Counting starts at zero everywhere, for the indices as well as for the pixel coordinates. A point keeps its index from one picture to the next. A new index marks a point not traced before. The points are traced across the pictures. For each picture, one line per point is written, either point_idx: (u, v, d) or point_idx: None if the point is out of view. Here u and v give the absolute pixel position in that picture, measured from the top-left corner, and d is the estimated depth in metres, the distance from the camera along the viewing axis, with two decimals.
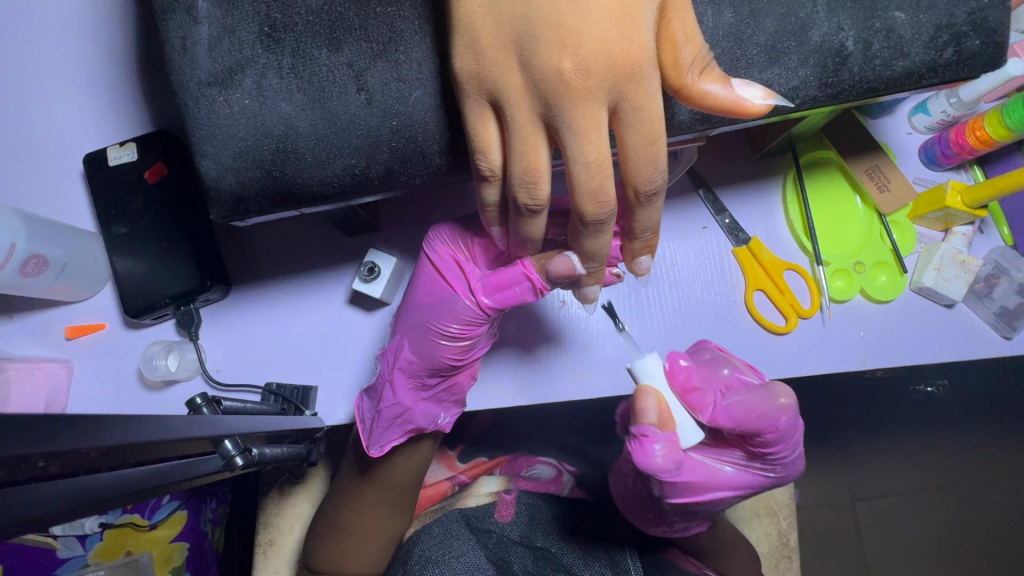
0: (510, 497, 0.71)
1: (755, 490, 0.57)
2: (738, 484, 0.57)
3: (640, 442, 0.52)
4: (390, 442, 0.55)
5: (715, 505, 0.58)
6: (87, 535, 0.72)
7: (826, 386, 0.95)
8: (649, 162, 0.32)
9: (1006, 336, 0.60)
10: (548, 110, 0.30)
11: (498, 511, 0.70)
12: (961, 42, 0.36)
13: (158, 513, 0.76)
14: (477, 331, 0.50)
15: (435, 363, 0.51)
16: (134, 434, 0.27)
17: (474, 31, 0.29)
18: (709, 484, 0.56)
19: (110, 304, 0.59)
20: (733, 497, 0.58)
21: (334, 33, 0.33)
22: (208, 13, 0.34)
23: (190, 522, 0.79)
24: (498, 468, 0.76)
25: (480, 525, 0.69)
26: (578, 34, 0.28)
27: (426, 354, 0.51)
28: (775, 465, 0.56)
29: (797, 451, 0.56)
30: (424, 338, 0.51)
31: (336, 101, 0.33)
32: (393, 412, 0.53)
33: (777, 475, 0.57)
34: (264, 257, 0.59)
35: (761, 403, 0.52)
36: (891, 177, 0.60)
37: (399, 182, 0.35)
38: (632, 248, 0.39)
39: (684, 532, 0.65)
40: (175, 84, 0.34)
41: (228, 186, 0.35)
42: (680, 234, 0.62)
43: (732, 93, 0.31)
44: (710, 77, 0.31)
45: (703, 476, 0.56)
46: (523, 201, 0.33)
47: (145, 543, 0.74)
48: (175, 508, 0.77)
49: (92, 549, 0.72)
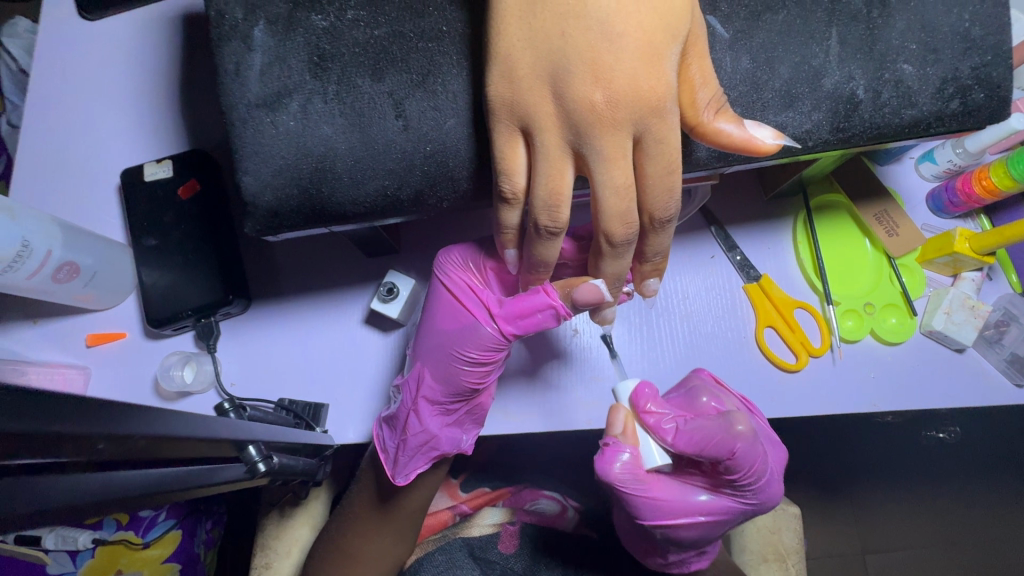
0: (513, 527, 0.71)
1: (728, 518, 0.57)
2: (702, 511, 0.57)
3: (603, 450, 0.55)
4: (415, 471, 0.55)
5: (684, 532, 0.58)
6: (79, 552, 0.71)
7: (835, 431, 0.94)
8: (666, 190, 0.33)
9: (1018, 383, 0.60)
10: (578, 138, 0.31)
11: (502, 542, 0.70)
12: (966, 94, 0.38)
13: (151, 530, 0.76)
14: (499, 355, 0.51)
15: (457, 388, 0.52)
16: (168, 428, 0.27)
17: (513, 63, 0.31)
18: (679, 508, 0.56)
19: (132, 314, 0.60)
20: (711, 528, 0.58)
21: (377, 64, 0.35)
22: (262, 41, 0.36)
23: (181, 542, 0.79)
24: (500, 501, 0.74)
25: (483, 556, 0.69)
26: (610, 69, 0.30)
27: (448, 380, 0.51)
28: (746, 494, 0.56)
29: (766, 478, 0.56)
30: (446, 365, 0.51)
31: (375, 126, 0.35)
32: (418, 440, 0.53)
33: (754, 503, 0.57)
34: (286, 274, 0.61)
35: (718, 430, 0.51)
36: (899, 221, 0.61)
37: (426, 205, 0.37)
38: (642, 270, 0.40)
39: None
40: (225, 104, 0.36)
41: (266, 201, 0.36)
42: (692, 268, 0.63)
43: (745, 132, 0.33)
44: (725, 117, 0.33)
45: (673, 499, 0.57)
46: (544, 223, 0.34)
47: (137, 562, 0.74)
48: (169, 528, 0.77)
49: (81, 566, 0.71)
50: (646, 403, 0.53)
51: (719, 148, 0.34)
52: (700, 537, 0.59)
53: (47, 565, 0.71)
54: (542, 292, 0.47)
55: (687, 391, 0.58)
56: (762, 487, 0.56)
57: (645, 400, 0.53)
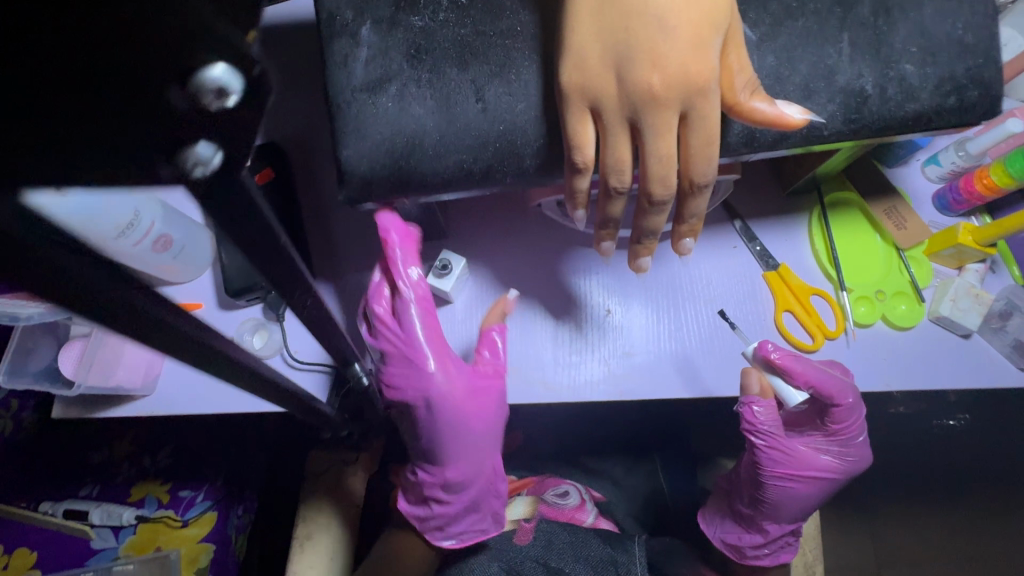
0: (529, 525, 0.75)
1: (836, 474, 0.67)
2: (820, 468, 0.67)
3: (746, 408, 0.64)
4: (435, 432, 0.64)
5: (804, 489, 0.67)
6: (121, 527, 0.84)
7: None
8: (705, 160, 0.39)
9: (1021, 367, 0.64)
10: (634, 114, 0.38)
11: (519, 535, 0.74)
12: (962, 92, 0.44)
13: (191, 511, 0.86)
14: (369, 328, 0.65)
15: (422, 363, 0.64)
16: None
17: (582, 53, 0.38)
18: (807, 463, 0.66)
19: (208, 287, 0.67)
20: (825, 485, 0.68)
21: (462, 57, 0.42)
22: (367, 37, 0.43)
23: (217, 524, 0.87)
24: (525, 489, 0.81)
25: (504, 545, 0.72)
26: (664, 57, 0.37)
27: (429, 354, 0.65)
28: (851, 449, 0.67)
29: (864, 435, 0.67)
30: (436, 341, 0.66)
31: (459, 108, 0.42)
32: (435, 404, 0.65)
33: (855, 460, 0.68)
34: (346, 255, 0.68)
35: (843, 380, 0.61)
36: (907, 217, 0.67)
37: (494, 180, 0.43)
38: (678, 231, 0.45)
39: (758, 556, 0.72)
40: (332, 89, 0.43)
41: (362, 170, 0.43)
42: (714, 255, 0.69)
43: (776, 110, 0.38)
44: (758, 96, 0.39)
45: (800, 454, 0.66)
46: (613, 184, 0.41)
47: (174, 540, 0.84)
48: (206, 509, 0.87)
49: (125, 542, 0.83)
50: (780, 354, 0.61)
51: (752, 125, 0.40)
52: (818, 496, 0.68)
53: (92, 539, 0.83)
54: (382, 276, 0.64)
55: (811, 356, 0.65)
56: (860, 444, 0.67)
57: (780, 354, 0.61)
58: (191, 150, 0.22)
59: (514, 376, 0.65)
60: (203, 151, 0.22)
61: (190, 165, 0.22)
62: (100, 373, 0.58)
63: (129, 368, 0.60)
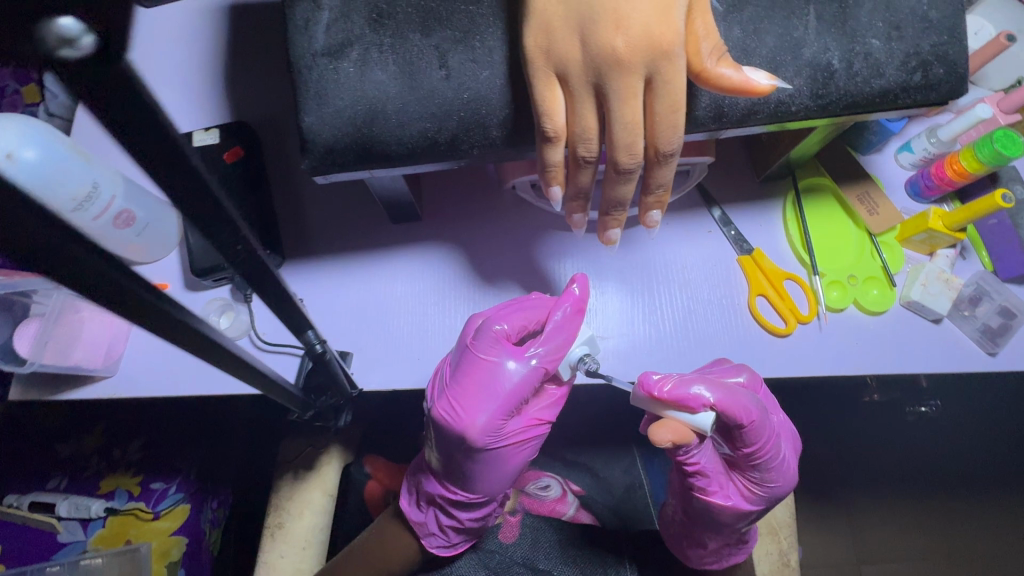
0: (514, 520, 0.75)
1: (759, 498, 0.63)
2: (745, 492, 0.63)
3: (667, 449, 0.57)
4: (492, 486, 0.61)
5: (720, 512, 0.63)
6: (91, 520, 0.80)
7: (820, 425, 1.01)
8: (670, 127, 0.39)
9: (990, 352, 0.65)
10: (599, 79, 0.38)
11: (503, 533, 0.74)
12: (928, 69, 0.44)
13: (162, 503, 0.84)
14: (455, 395, 0.56)
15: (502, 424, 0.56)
16: None
17: (546, 16, 0.38)
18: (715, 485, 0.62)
19: (175, 268, 0.66)
20: (744, 508, 0.63)
21: (426, 23, 0.41)
22: (329, 2, 0.43)
23: (191, 517, 0.85)
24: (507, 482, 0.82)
25: (483, 546, 0.74)
26: (627, 19, 0.36)
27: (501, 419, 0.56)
28: (770, 475, 0.62)
29: (782, 458, 0.61)
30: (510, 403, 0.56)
31: (421, 74, 0.41)
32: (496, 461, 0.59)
33: (777, 486, 0.62)
34: (318, 236, 0.67)
35: (743, 397, 0.55)
36: (879, 201, 0.67)
37: (460, 150, 0.42)
38: (645, 203, 0.45)
39: (705, 565, 0.72)
40: (293, 55, 0.42)
41: (323, 138, 0.42)
42: (690, 239, 0.69)
43: (743, 77, 0.38)
44: (724, 63, 0.38)
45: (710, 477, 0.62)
46: (582, 153, 0.41)
47: (146, 533, 0.81)
48: (178, 501, 0.84)
49: (93, 535, 0.80)
50: (666, 381, 0.54)
51: (719, 93, 0.39)
52: (740, 518, 0.64)
53: (58, 533, 0.79)
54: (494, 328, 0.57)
55: (719, 370, 0.61)
56: (784, 468, 0.62)
57: (661, 383, 0.54)
58: (50, 21, 0.19)
59: None
60: (63, 25, 0.20)
61: (58, 47, 0.20)
62: (58, 353, 0.57)
63: (89, 349, 0.59)
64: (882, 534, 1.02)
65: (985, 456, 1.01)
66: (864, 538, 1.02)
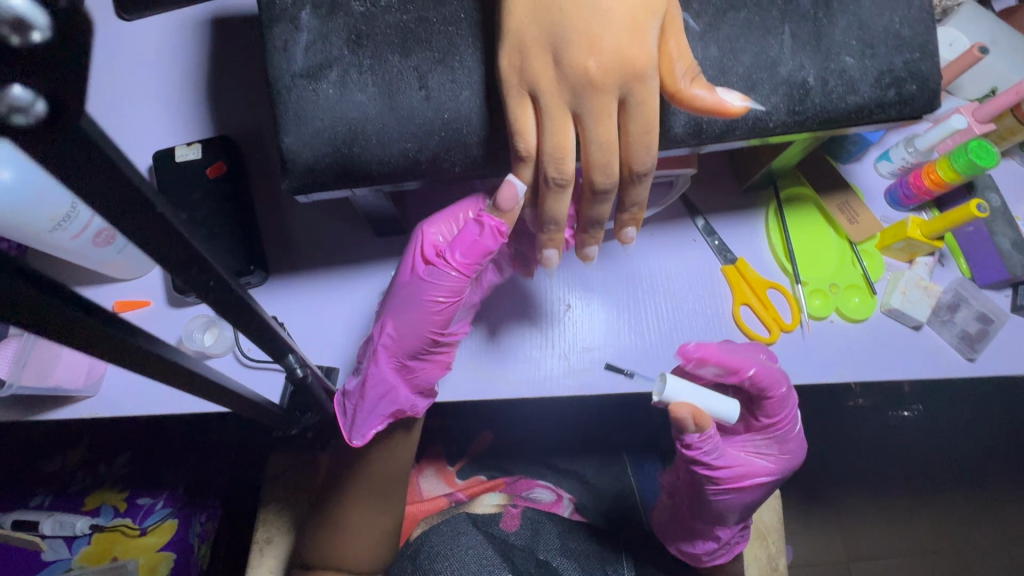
0: (515, 510, 0.79)
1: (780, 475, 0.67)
2: (766, 468, 0.67)
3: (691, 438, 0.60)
4: (370, 429, 0.61)
5: (751, 493, 0.66)
6: (76, 538, 0.78)
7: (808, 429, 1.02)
8: (644, 147, 0.39)
9: (968, 357, 0.66)
10: (576, 99, 0.38)
11: (505, 521, 0.78)
12: (901, 85, 0.45)
13: (150, 518, 0.82)
14: (394, 322, 0.58)
15: (416, 342, 0.58)
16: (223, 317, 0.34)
17: (523, 39, 0.38)
18: (748, 469, 0.65)
19: (158, 284, 0.65)
20: (770, 485, 0.67)
21: (405, 44, 0.42)
22: (308, 23, 0.43)
23: (179, 531, 0.83)
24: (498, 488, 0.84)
25: (488, 530, 0.76)
26: (600, 40, 0.37)
27: (409, 333, 0.58)
28: (789, 445, 0.66)
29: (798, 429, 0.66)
30: (409, 318, 0.58)
31: (401, 95, 0.41)
32: (380, 390, 0.60)
33: (793, 456, 0.67)
34: (302, 250, 0.66)
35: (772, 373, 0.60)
36: (859, 210, 0.68)
37: (441, 170, 0.43)
38: (621, 219, 0.46)
39: (714, 559, 0.73)
40: (274, 75, 0.42)
41: (303, 159, 0.42)
42: (675, 249, 0.69)
43: (716, 97, 0.38)
44: (699, 83, 0.38)
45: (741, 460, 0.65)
46: (552, 174, 0.41)
47: (133, 549, 0.78)
48: (166, 516, 0.83)
49: (78, 553, 0.77)
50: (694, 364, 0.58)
51: (694, 113, 0.39)
52: (761, 498, 0.67)
53: (42, 552, 0.76)
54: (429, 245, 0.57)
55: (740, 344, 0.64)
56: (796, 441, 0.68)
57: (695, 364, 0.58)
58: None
59: (471, 371, 0.64)
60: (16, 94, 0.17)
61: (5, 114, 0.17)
62: (37, 373, 0.56)
63: (71, 367, 0.58)
64: (868, 530, 1.03)
65: (971, 455, 1.03)
66: (855, 540, 1.03)
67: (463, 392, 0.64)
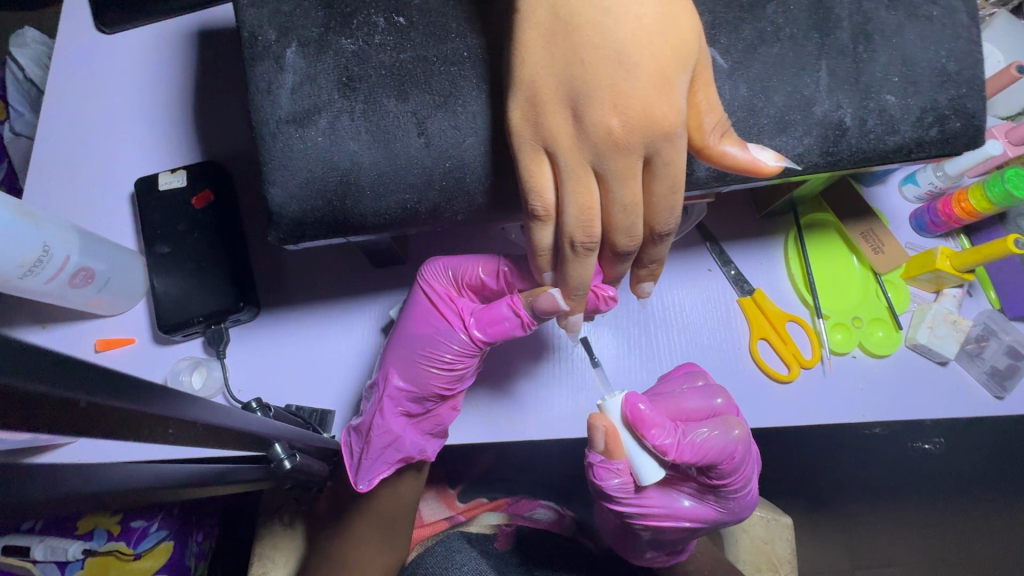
0: (510, 528, 0.77)
1: (710, 524, 0.62)
2: (698, 513, 0.62)
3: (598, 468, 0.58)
4: (378, 475, 0.57)
5: (667, 531, 0.63)
6: (67, 562, 0.70)
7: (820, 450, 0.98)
8: (667, 209, 0.38)
9: (997, 396, 0.63)
10: (596, 157, 0.36)
11: (499, 540, 0.76)
12: (944, 123, 0.41)
13: (143, 543, 0.73)
14: (400, 378, 0.55)
15: (425, 391, 0.55)
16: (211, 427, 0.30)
17: (536, 88, 0.36)
18: (669, 514, 0.61)
19: (142, 320, 0.62)
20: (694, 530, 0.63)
21: (402, 87, 0.40)
22: (293, 63, 0.41)
23: (174, 554, 0.76)
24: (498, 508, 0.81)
25: (480, 545, 0.74)
26: (626, 95, 0.34)
27: (417, 383, 0.55)
28: (728, 500, 0.61)
29: (748, 489, 0.61)
30: (416, 369, 0.55)
31: (398, 143, 0.39)
32: (382, 442, 0.56)
33: (730, 510, 0.62)
34: (294, 282, 0.63)
35: (717, 438, 0.56)
36: (884, 239, 0.64)
37: (442, 219, 0.41)
38: (638, 275, 0.46)
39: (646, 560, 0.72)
40: (258, 120, 0.41)
41: (291, 212, 0.40)
42: (688, 280, 0.65)
43: (748, 156, 0.36)
44: (728, 140, 0.36)
45: (666, 504, 0.61)
46: (578, 238, 0.38)
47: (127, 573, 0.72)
48: (162, 538, 0.75)
49: None
50: (641, 419, 0.54)
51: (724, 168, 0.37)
52: (680, 537, 0.64)
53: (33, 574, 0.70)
54: (444, 299, 0.55)
55: (702, 387, 0.60)
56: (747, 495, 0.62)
57: (642, 420, 0.54)
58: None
59: (475, 413, 0.61)
60: None
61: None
62: None
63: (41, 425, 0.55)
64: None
65: None
66: None
67: (467, 436, 0.60)
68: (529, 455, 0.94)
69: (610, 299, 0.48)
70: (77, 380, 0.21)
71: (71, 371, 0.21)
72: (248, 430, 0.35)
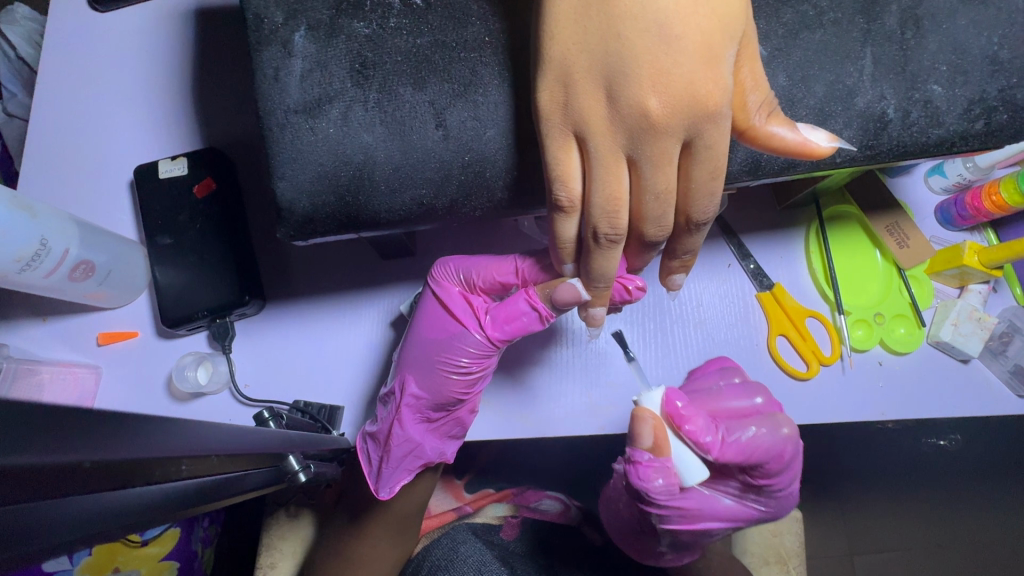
0: (516, 519, 0.77)
1: (746, 521, 0.61)
2: (731, 512, 0.60)
3: (636, 467, 0.55)
4: (399, 483, 0.56)
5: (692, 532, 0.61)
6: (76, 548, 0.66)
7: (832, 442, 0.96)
8: (706, 196, 0.37)
9: (1020, 394, 0.61)
10: (631, 144, 0.35)
11: (504, 531, 0.76)
12: (991, 116, 0.38)
13: (151, 530, 0.70)
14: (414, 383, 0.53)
15: (443, 396, 0.53)
16: (219, 442, 0.29)
17: (568, 69, 0.34)
18: (702, 513, 0.59)
19: (145, 313, 0.60)
20: (726, 530, 0.61)
21: (419, 75, 0.39)
22: (302, 48, 0.40)
23: (181, 540, 0.75)
24: (504, 498, 0.80)
25: (485, 536, 0.74)
26: (668, 74, 0.33)
27: (433, 388, 0.53)
28: (768, 499, 0.60)
29: (789, 488, 0.60)
30: (432, 373, 0.53)
31: (415, 135, 0.38)
32: (402, 450, 0.54)
33: (768, 509, 0.60)
34: (301, 273, 0.61)
35: (765, 435, 0.55)
36: (910, 233, 0.62)
37: (460, 213, 0.40)
38: (669, 266, 0.45)
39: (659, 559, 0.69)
40: (266, 109, 0.40)
41: (301, 207, 0.40)
42: (707, 275, 0.63)
43: (799, 136, 0.35)
44: (776, 120, 0.35)
45: (701, 505, 0.59)
46: (603, 229, 0.38)
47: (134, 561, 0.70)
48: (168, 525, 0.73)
49: (80, 564, 0.67)
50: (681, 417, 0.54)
51: (772, 151, 0.36)
52: (710, 538, 0.62)
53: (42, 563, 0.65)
54: (455, 301, 0.53)
55: (740, 386, 0.59)
56: (788, 494, 0.60)
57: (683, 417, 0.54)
58: None
59: (487, 410, 0.60)
60: None
61: None
62: None
63: None
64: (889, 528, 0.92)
65: None
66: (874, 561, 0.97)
67: (479, 433, 0.60)
68: (537, 448, 0.92)
69: (639, 290, 0.47)
70: (85, 441, 0.19)
71: (78, 432, 0.19)
72: (254, 445, 0.33)
